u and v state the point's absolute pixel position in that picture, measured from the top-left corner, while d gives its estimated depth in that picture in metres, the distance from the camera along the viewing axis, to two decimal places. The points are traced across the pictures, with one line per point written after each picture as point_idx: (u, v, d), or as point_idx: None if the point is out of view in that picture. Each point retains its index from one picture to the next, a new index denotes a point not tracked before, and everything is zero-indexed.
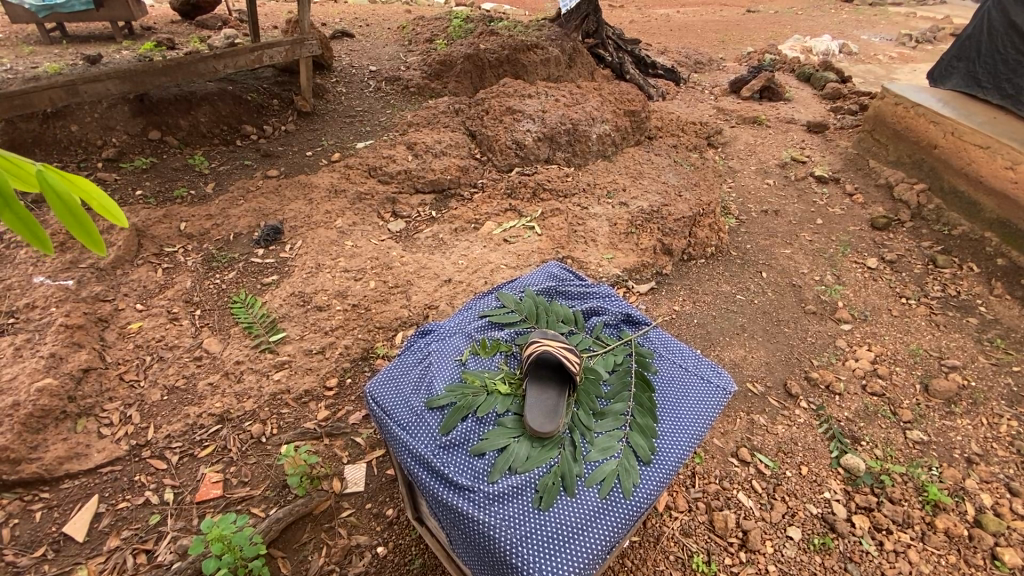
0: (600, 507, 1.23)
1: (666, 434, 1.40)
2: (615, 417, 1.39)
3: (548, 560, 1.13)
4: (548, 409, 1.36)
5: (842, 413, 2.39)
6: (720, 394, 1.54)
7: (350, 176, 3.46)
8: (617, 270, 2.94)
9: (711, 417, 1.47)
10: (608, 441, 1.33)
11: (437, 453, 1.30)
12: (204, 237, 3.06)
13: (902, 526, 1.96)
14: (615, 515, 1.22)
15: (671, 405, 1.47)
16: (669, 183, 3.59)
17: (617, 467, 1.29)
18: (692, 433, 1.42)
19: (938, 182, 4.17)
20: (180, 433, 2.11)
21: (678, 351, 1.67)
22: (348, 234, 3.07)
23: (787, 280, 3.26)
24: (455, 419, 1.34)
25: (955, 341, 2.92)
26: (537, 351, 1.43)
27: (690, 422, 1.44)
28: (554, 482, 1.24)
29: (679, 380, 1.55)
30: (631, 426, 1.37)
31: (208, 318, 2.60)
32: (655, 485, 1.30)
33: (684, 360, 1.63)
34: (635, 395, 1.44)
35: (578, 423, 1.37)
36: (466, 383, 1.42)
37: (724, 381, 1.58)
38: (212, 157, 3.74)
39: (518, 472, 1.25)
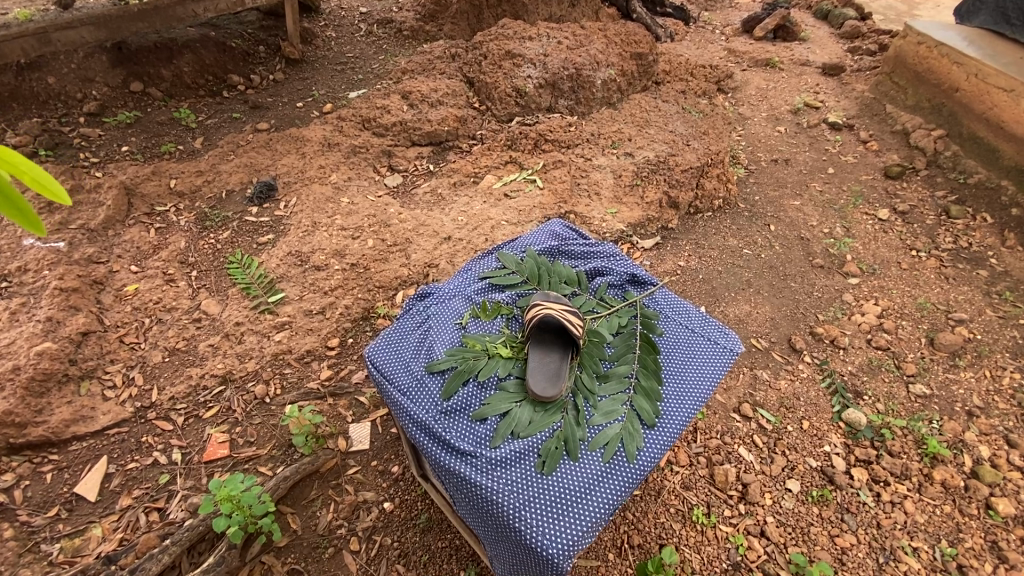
0: (603, 471, 1.22)
1: (671, 397, 1.38)
2: (619, 381, 1.37)
3: (552, 520, 1.14)
4: (554, 375, 1.34)
5: (846, 368, 2.38)
6: (727, 355, 1.51)
7: (343, 128, 3.31)
8: (621, 225, 2.86)
9: (717, 379, 1.44)
10: (612, 405, 1.32)
11: (438, 419, 1.29)
12: (195, 195, 2.97)
13: (899, 478, 1.99)
14: (618, 478, 1.22)
15: (676, 368, 1.44)
16: (677, 132, 3.44)
17: (621, 431, 1.28)
18: (697, 395, 1.40)
19: (957, 127, 3.99)
20: (184, 395, 2.12)
21: (685, 312, 1.63)
22: (344, 190, 2.97)
23: (795, 233, 3.18)
24: (456, 384, 1.32)
25: (964, 294, 2.87)
26: (539, 314, 1.38)
27: (695, 385, 1.42)
28: (556, 447, 1.23)
29: (685, 342, 1.52)
30: (635, 390, 1.36)
31: (205, 279, 2.56)
32: (659, 448, 1.29)
33: (691, 321, 1.60)
34: (640, 358, 1.41)
35: (581, 387, 1.36)
36: (466, 347, 1.39)
37: (732, 342, 1.55)
38: (199, 110, 3.58)
39: (520, 437, 1.25)
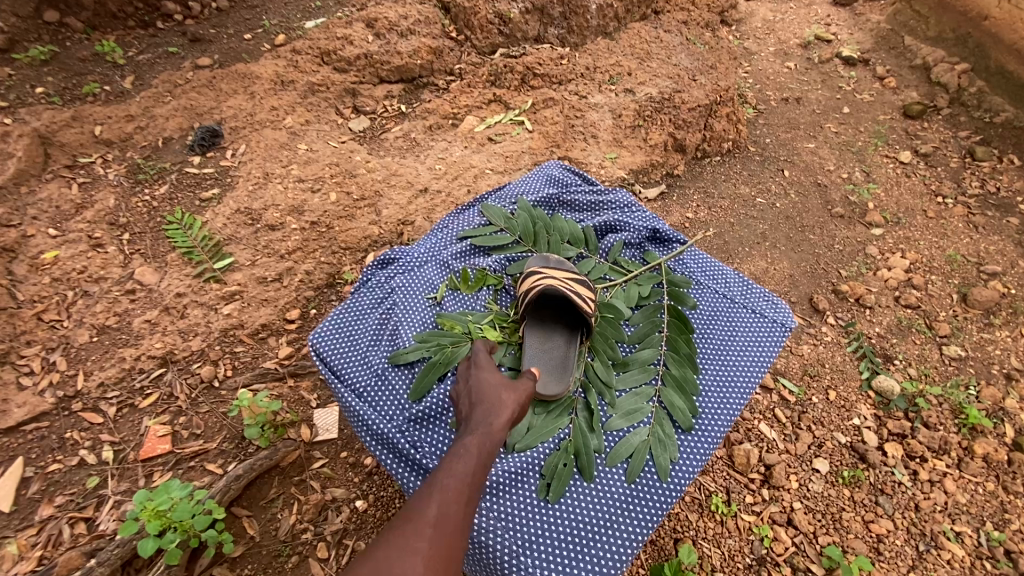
0: (626, 495, 1.34)
1: (707, 384, 1.50)
2: (644, 369, 1.49)
3: (572, 554, 1.25)
4: (557, 356, 1.48)
5: (873, 329, 2.14)
6: (779, 330, 1.60)
7: (298, 63, 2.84)
8: (622, 172, 2.52)
9: (771, 359, 1.56)
10: (635, 406, 1.44)
11: (406, 428, 1.33)
12: (126, 143, 2.54)
13: (937, 453, 1.78)
14: (642, 506, 1.32)
15: (721, 348, 1.57)
16: (681, 66, 3.03)
17: (648, 441, 1.39)
18: (748, 378, 1.52)
19: (982, 61, 3.60)
20: (116, 381, 1.80)
21: (730, 283, 1.71)
22: (301, 136, 2.56)
23: (811, 179, 2.86)
24: (427, 385, 1.37)
25: (994, 245, 2.62)
26: (538, 292, 1.44)
27: (747, 366, 1.54)
28: (566, 468, 1.33)
29: (729, 319, 1.63)
30: (665, 381, 1.48)
31: (139, 242, 2.18)
32: (700, 452, 1.41)
33: (734, 295, 1.68)
34: (669, 340, 1.52)
35: (598, 382, 1.47)
36: (440, 337, 1.43)
37: (783, 317, 1.63)
38: (129, 45, 3.06)
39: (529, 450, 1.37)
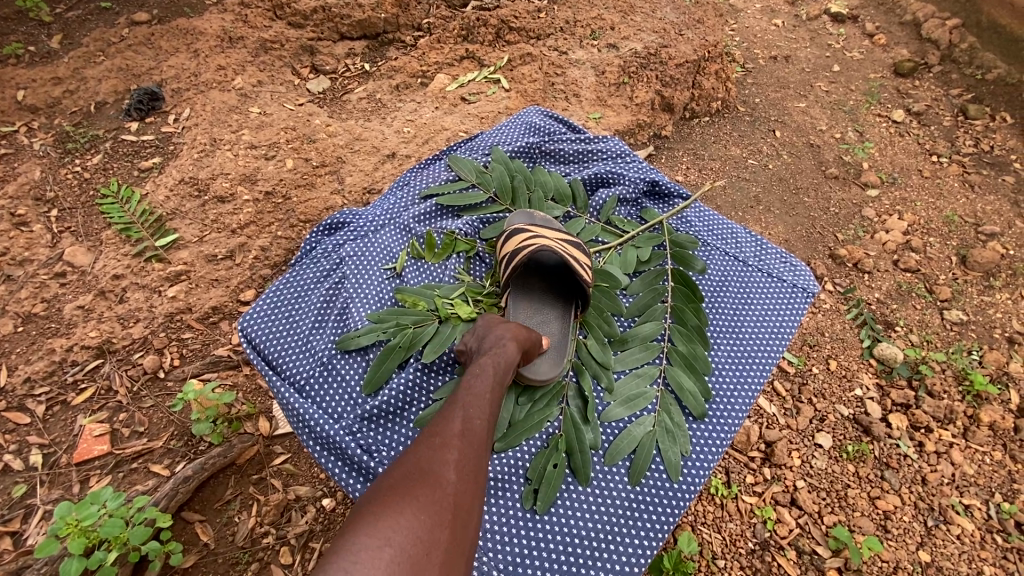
0: (630, 501, 1.25)
1: (723, 359, 1.43)
2: (649, 349, 1.40)
3: (562, 559, 1.18)
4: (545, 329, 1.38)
5: (872, 295, 2.03)
6: (801, 296, 1.55)
7: (247, 17, 2.56)
8: (607, 133, 2.34)
9: (794, 327, 1.50)
10: (638, 395, 1.35)
11: (357, 428, 1.25)
12: (54, 109, 2.26)
13: (942, 423, 1.69)
14: (646, 514, 1.23)
15: (735, 318, 1.50)
16: (667, 19, 2.82)
17: (653, 433, 1.31)
18: (768, 351, 1.45)
19: (974, 16, 3.47)
20: (44, 375, 1.59)
21: (742, 246, 1.64)
22: (253, 98, 2.31)
23: (803, 139, 2.72)
24: (380, 380, 1.29)
25: (991, 205, 2.53)
26: (524, 255, 1.32)
27: (767, 337, 1.47)
28: (558, 472, 1.24)
29: (744, 285, 1.56)
30: (671, 360, 1.39)
31: (70, 219, 1.94)
32: (715, 440, 1.33)
33: (746, 258, 1.61)
34: (673, 315, 1.43)
35: (595, 367, 1.38)
36: (396, 322, 1.33)
37: (804, 282, 1.56)
38: (56, 0, 2.74)
39: (511, 450, 1.29)
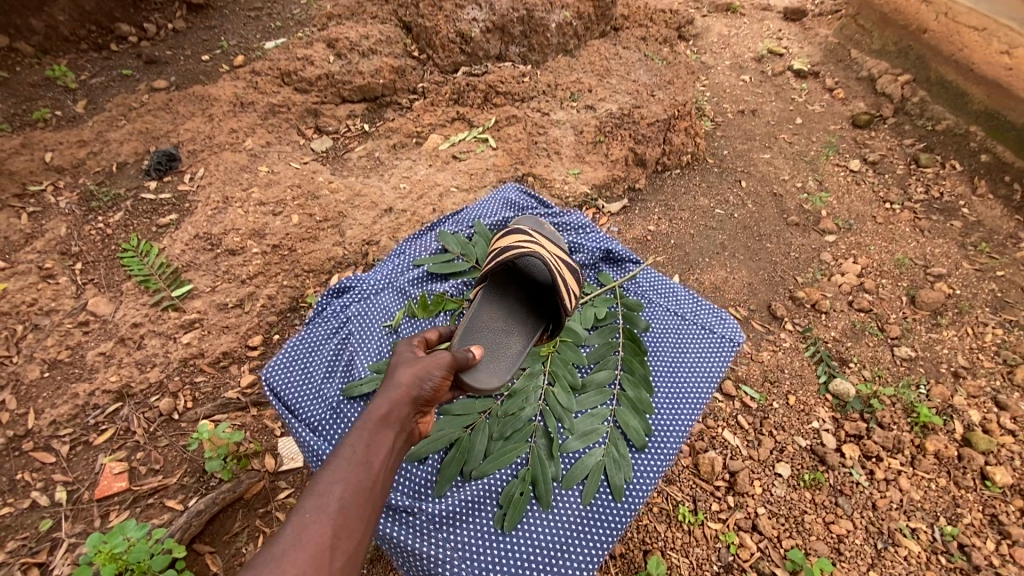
0: (580, 518, 1.40)
1: (661, 402, 1.59)
2: (600, 393, 1.57)
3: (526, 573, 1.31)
4: (504, 337, 1.53)
5: (828, 334, 2.22)
6: (728, 346, 1.71)
7: (257, 83, 2.82)
8: (585, 187, 2.57)
9: (721, 374, 1.66)
10: (591, 429, 1.51)
11: None
12: (79, 170, 2.46)
13: (892, 452, 1.85)
14: (596, 530, 1.39)
15: (669, 365, 1.66)
16: (641, 81, 3.10)
17: (602, 462, 1.46)
18: (698, 395, 1.61)
19: (923, 72, 3.73)
20: (69, 418, 1.74)
21: (679, 300, 1.83)
22: (262, 158, 2.53)
23: (767, 189, 2.96)
24: None
25: (939, 248, 2.75)
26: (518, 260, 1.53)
27: (697, 383, 1.63)
28: (522, 495, 1.39)
29: (679, 336, 1.73)
30: (619, 402, 1.56)
31: (93, 272, 2.12)
32: (652, 470, 1.49)
33: (683, 310, 1.79)
34: (622, 363, 1.60)
35: (556, 410, 1.54)
36: None
37: (731, 332, 1.74)
38: (81, 69, 3.00)
39: (482, 477, 1.44)
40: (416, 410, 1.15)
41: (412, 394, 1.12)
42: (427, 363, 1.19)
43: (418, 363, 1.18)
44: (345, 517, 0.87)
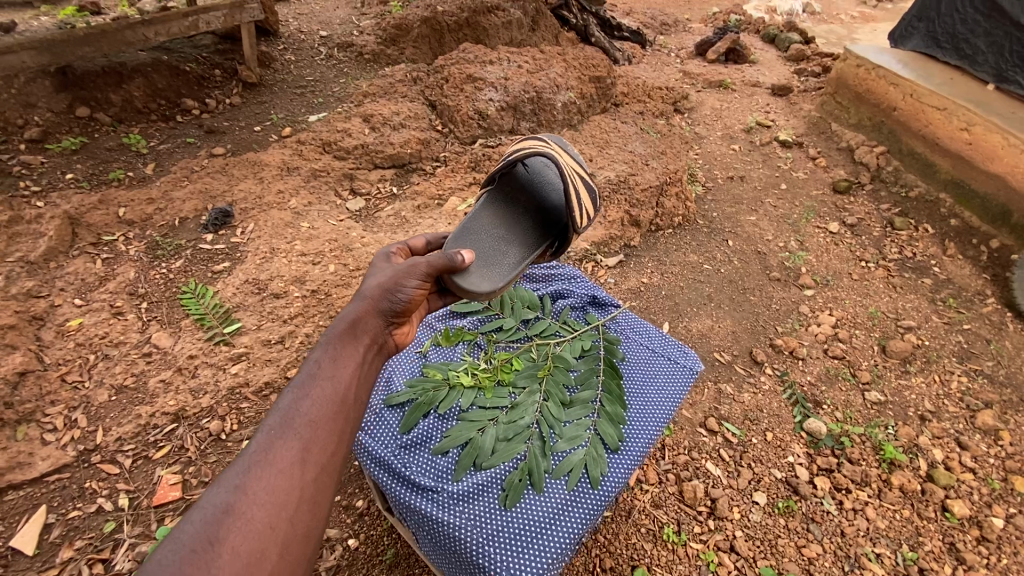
0: (566, 501, 1.27)
1: (634, 419, 1.45)
2: (583, 406, 1.43)
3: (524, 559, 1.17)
4: (503, 245, 1.67)
5: (805, 378, 2.45)
6: (687, 375, 1.61)
7: (303, 152, 3.26)
8: (585, 244, 2.91)
9: (680, 399, 1.54)
10: (576, 431, 1.37)
11: (397, 453, 1.33)
12: (147, 223, 2.83)
13: (860, 484, 2.05)
14: (583, 507, 1.27)
15: (639, 389, 1.53)
16: (636, 152, 3.49)
17: (585, 457, 1.33)
18: (661, 415, 1.48)
19: (896, 144, 4.02)
20: (132, 435, 2.01)
21: (645, 332, 1.74)
22: (304, 215, 2.92)
23: (752, 247, 3.24)
24: (417, 416, 1.37)
25: (911, 302, 2.97)
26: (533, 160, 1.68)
27: (660, 406, 1.50)
28: (520, 480, 1.27)
29: (646, 363, 1.62)
30: (600, 415, 1.42)
31: (156, 310, 2.44)
32: (622, 473, 1.34)
33: (650, 341, 1.71)
34: (603, 383, 1.49)
35: (547, 416, 1.40)
36: (427, 378, 1.45)
37: (691, 361, 1.64)
38: (150, 135, 3.46)
39: (484, 467, 1.29)
40: (383, 322, 1.35)
41: (379, 306, 1.33)
42: (395, 276, 1.37)
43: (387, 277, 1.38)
44: (310, 440, 1.03)
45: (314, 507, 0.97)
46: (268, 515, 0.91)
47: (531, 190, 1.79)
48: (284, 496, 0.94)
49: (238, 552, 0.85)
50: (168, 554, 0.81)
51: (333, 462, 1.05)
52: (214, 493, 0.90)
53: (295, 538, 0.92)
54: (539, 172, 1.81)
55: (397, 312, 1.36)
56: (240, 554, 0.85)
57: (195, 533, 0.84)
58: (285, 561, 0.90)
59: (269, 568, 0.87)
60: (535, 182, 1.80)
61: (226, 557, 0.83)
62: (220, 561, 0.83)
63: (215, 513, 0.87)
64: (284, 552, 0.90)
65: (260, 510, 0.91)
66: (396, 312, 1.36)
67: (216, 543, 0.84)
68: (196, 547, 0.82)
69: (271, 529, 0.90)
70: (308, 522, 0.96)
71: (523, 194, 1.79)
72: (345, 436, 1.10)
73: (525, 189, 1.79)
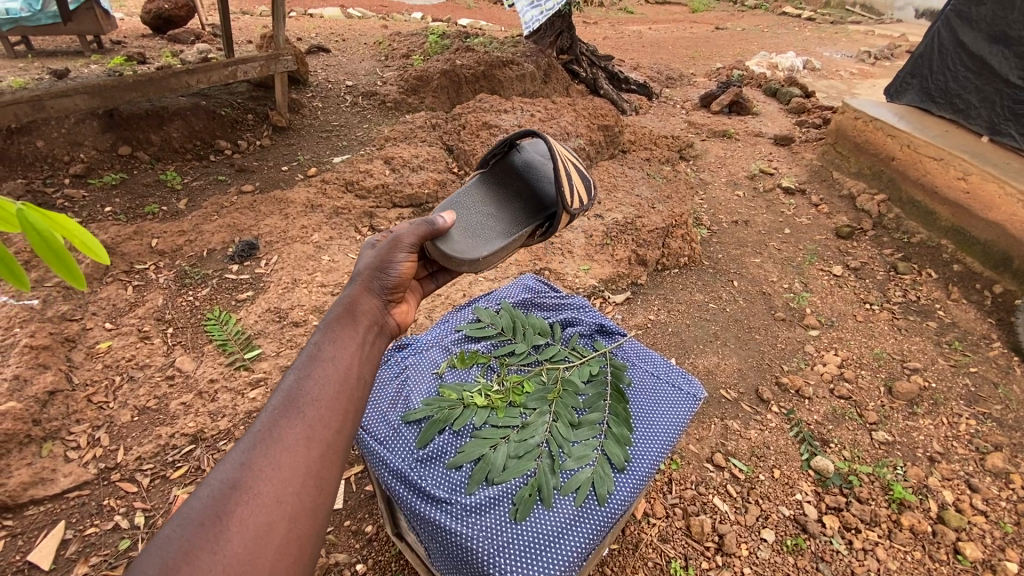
0: (574, 516, 1.33)
1: (639, 441, 1.52)
2: (591, 427, 1.49)
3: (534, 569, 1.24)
4: (492, 221, 1.60)
5: (811, 416, 2.47)
6: (691, 401, 1.70)
7: (326, 191, 3.45)
8: (593, 281, 3.01)
9: (684, 423, 1.61)
10: (584, 450, 1.43)
11: (413, 467, 1.41)
12: (176, 254, 2.99)
13: (870, 524, 2.04)
14: (590, 522, 1.33)
15: (645, 412, 1.61)
16: (643, 196, 3.64)
17: (592, 475, 1.39)
18: (666, 437, 1.56)
19: (896, 192, 4.15)
20: (152, 455, 2.07)
21: (650, 361, 1.84)
22: (325, 249, 3.06)
23: (757, 288, 3.32)
24: (432, 432, 1.45)
25: (916, 344, 2.99)
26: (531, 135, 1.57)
27: (665, 428, 1.58)
28: (530, 495, 1.33)
29: (651, 388, 1.70)
30: (607, 435, 1.48)
31: (181, 335, 2.55)
32: (628, 492, 1.41)
33: (655, 369, 1.80)
34: (610, 406, 1.55)
35: (556, 436, 1.46)
36: (442, 397, 1.53)
37: (695, 389, 1.74)
38: (185, 173, 3.68)
39: (495, 482, 1.36)
40: (383, 299, 1.21)
41: (371, 286, 1.20)
42: (386, 251, 1.27)
43: (379, 254, 1.27)
44: (317, 411, 0.90)
45: (326, 479, 0.85)
46: (275, 490, 0.80)
47: (528, 172, 1.72)
48: (291, 470, 0.82)
49: (246, 526, 0.75)
50: (172, 532, 0.72)
51: (346, 433, 0.92)
52: (220, 470, 0.81)
53: (308, 512, 0.81)
54: (539, 156, 1.75)
55: (393, 288, 1.23)
56: (248, 528, 0.75)
57: (199, 510, 0.75)
58: (299, 535, 0.79)
59: (279, 543, 0.76)
60: (533, 165, 1.73)
61: (234, 531, 0.74)
62: (227, 535, 0.73)
63: (219, 489, 0.77)
64: (295, 527, 0.79)
65: (267, 483, 0.80)
66: (393, 288, 1.23)
67: (223, 517, 0.75)
68: (202, 522, 0.74)
69: (279, 503, 0.79)
70: (323, 496, 0.84)
71: (520, 175, 1.73)
72: (358, 408, 0.96)
73: (522, 171, 1.73)
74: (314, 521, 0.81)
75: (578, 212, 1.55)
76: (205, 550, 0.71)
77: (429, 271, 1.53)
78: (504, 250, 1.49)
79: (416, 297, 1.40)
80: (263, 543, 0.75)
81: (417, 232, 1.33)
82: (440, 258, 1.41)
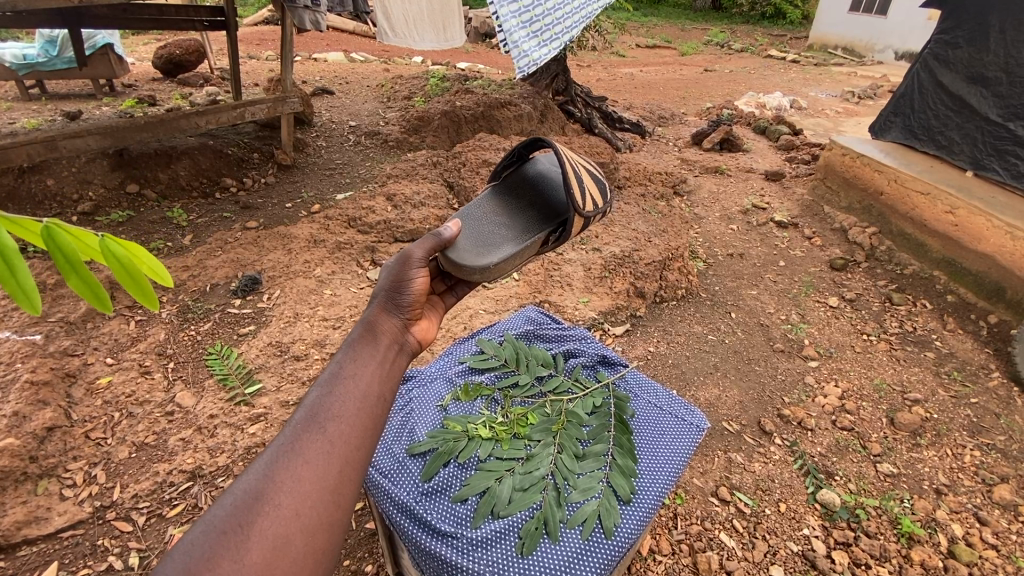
0: (582, 548, 1.32)
1: (644, 473, 1.51)
2: (595, 458, 1.49)
3: None
4: (504, 229, 1.63)
5: (815, 449, 2.46)
6: (695, 431, 1.70)
7: (329, 227, 3.53)
8: (593, 313, 3.03)
9: (688, 453, 1.61)
10: (589, 482, 1.42)
11: (420, 500, 1.41)
12: (179, 288, 3.01)
13: (880, 560, 2.01)
14: (597, 555, 1.32)
15: (648, 443, 1.61)
16: (639, 230, 3.72)
17: (598, 507, 1.38)
18: (670, 469, 1.55)
19: (886, 225, 4.25)
20: (148, 493, 2.03)
21: (653, 392, 1.85)
22: (328, 283, 3.10)
23: (755, 320, 3.34)
24: (437, 465, 1.45)
25: (916, 374, 3.00)
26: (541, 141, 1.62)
27: (668, 459, 1.58)
28: (537, 528, 1.32)
29: (655, 419, 1.71)
30: (612, 467, 1.48)
31: (182, 370, 2.55)
32: (635, 524, 1.40)
33: (659, 400, 1.81)
34: (615, 437, 1.55)
35: (560, 467, 1.46)
36: (447, 430, 1.54)
37: (698, 419, 1.74)
38: (191, 210, 3.75)
39: (501, 516, 1.35)
40: (400, 318, 1.21)
41: (387, 306, 1.21)
42: (400, 268, 1.27)
43: (393, 272, 1.28)
44: (337, 426, 0.91)
45: (345, 494, 0.85)
46: (294, 501, 0.80)
47: (540, 184, 1.77)
48: (310, 483, 0.83)
49: (265, 536, 0.76)
50: (194, 541, 0.73)
51: (365, 450, 0.92)
52: (242, 481, 0.82)
53: (324, 527, 0.81)
54: (549, 167, 1.79)
55: (409, 307, 1.23)
56: (266, 539, 0.76)
57: (221, 519, 0.76)
58: (316, 550, 0.79)
59: (296, 556, 0.77)
60: (544, 177, 1.78)
61: (254, 541, 0.75)
62: (248, 544, 0.75)
63: (243, 498, 0.78)
64: (312, 542, 0.79)
65: (287, 495, 0.81)
66: (410, 307, 1.24)
67: (243, 527, 0.76)
68: (224, 530, 0.75)
69: (297, 515, 0.80)
70: (340, 511, 0.84)
71: (531, 185, 1.77)
72: (379, 425, 0.96)
73: (533, 182, 1.78)
74: (331, 537, 0.81)
75: (587, 216, 1.57)
76: (226, 558, 0.73)
77: (446, 284, 1.52)
78: (515, 256, 1.51)
79: (437, 313, 1.39)
80: (279, 557, 0.76)
81: (426, 247, 1.35)
82: (452, 269, 1.44)
